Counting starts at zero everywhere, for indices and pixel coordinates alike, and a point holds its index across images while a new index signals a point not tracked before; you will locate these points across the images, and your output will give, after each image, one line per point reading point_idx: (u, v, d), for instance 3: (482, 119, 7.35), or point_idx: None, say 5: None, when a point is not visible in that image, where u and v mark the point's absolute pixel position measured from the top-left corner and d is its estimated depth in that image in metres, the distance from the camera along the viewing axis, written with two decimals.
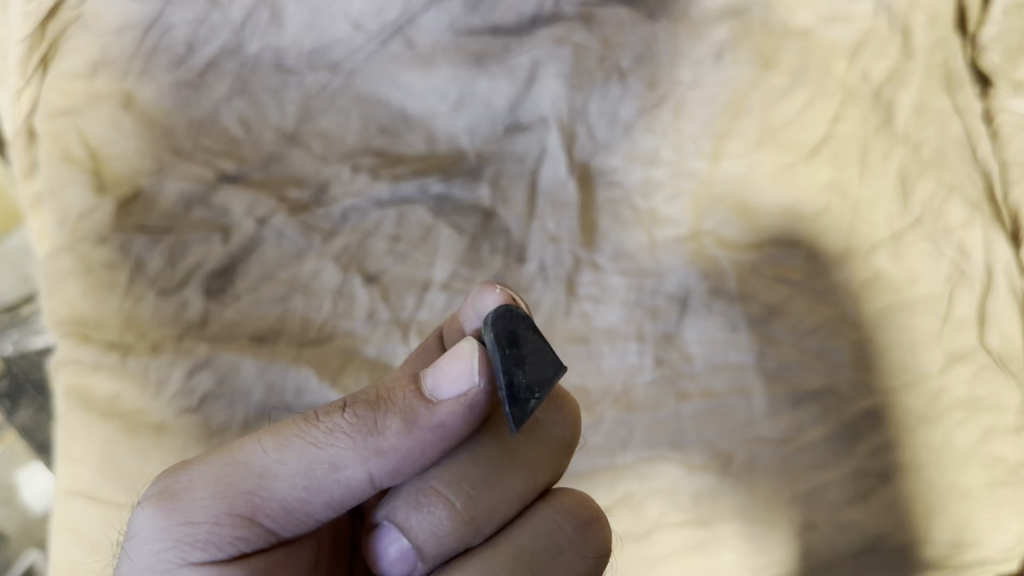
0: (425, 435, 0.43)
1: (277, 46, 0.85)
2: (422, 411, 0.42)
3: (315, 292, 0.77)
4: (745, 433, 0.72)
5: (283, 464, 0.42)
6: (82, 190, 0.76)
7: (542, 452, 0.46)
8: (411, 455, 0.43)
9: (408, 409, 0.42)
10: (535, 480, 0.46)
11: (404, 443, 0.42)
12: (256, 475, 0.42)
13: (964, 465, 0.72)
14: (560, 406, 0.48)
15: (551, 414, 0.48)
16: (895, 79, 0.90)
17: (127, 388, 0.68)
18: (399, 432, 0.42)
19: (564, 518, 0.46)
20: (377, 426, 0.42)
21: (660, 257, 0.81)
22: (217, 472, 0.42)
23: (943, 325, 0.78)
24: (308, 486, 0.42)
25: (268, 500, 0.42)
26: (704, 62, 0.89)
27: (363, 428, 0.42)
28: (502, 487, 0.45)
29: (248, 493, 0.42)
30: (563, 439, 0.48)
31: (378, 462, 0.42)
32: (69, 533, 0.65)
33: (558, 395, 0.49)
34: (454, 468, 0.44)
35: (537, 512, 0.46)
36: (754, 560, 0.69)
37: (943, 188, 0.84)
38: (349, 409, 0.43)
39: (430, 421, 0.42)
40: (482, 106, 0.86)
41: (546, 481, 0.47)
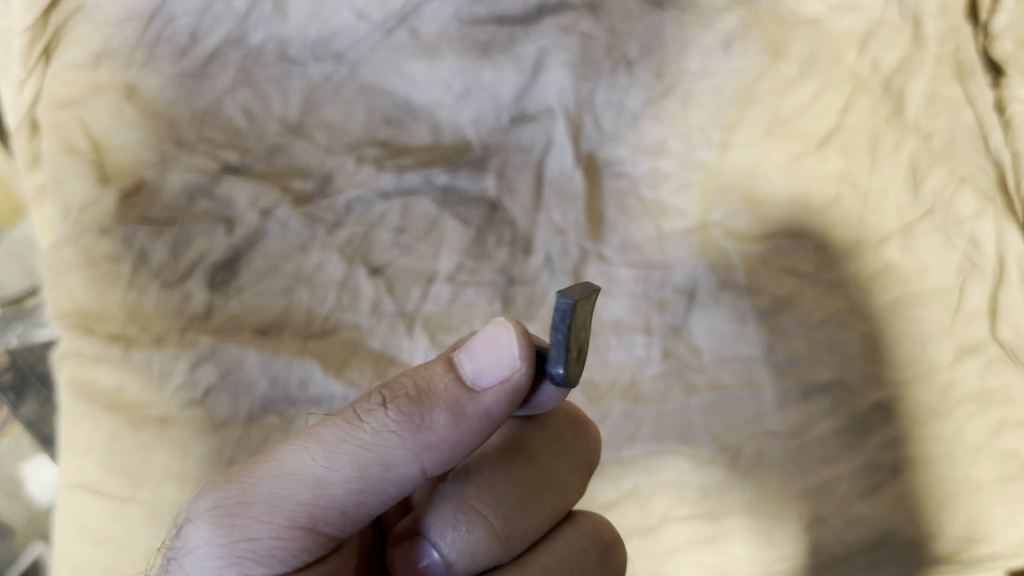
0: (471, 426, 0.42)
1: (281, 36, 0.84)
2: (467, 402, 0.41)
3: (319, 284, 0.76)
4: (754, 426, 0.71)
5: (336, 474, 0.40)
6: (84, 181, 0.75)
7: (572, 475, 0.49)
8: (459, 444, 0.42)
9: (453, 403, 0.41)
10: (563, 499, 0.48)
11: (450, 435, 0.41)
12: (311, 488, 0.40)
13: (976, 460, 0.71)
14: (584, 433, 0.51)
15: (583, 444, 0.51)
16: (904, 70, 0.89)
17: (131, 380, 0.67)
18: (447, 425, 0.41)
19: (586, 539, 0.48)
20: (425, 423, 0.41)
21: (668, 249, 0.80)
22: (270, 486, 0.41)
23: (955, 317, 0.77)
24: (362, 491, 0.41)
25: (328, 511, 0.41)
26: (713, 51, 0.88)
27: (413, 425, 0.41)
28: (535, 510, 0.46)
29: (303, 505, 0.40)
30: (587, 463, 0.51)
31: (429, 456, 0.42)
32: (71, 527, 0.64)
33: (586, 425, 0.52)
34: (489, 489, 0.45)
35: (564, 531, 0.48)
36: (763, 555, 0.68)
37: (954, 177, 0.83)
38: (392, 405, 0.41)
39: (474, 409, 0.42)
40: (487, 95, 0.86)
41: (571, 501, 0.49)
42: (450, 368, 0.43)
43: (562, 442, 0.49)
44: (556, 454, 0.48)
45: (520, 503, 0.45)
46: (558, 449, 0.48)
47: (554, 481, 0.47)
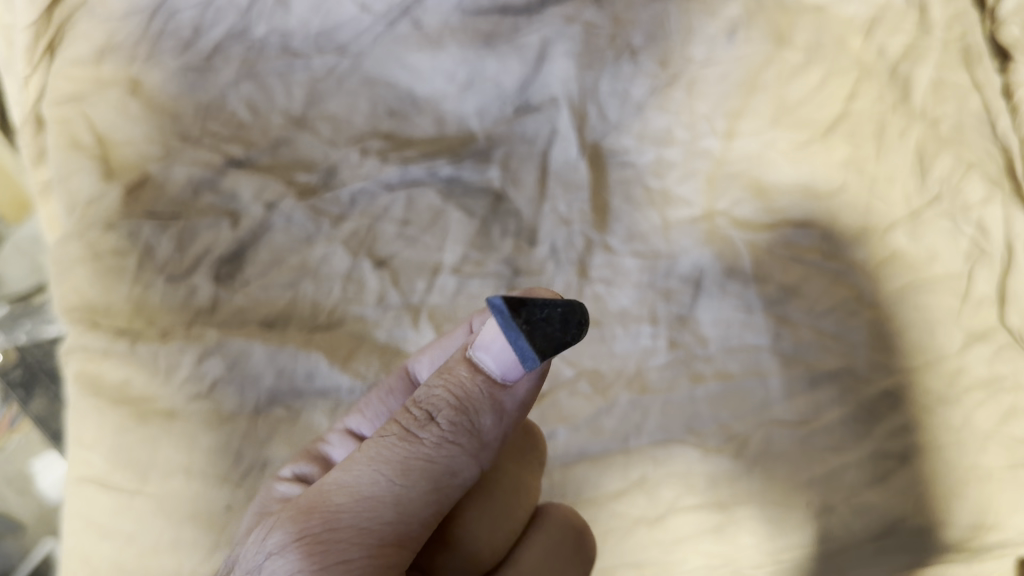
0: (515, 415, 0.46)
1: (284, 29, 0.84)
2: (504, 398, 0.45)
3: (324, 277, 0.76)
4: (761, 416, 0.71)
5: (412, 491, 0.43)
6: (89, 176, 0.75)
7: (528, 480, 0.55)
8: (505, 436, 0.46)
9: (494, 402, 0.45)
10: (530, 503, 0.54)
11: (501, 428, 0.46)
12: (395, 506, 0.43)
13: (984, 447, 0.71)
14: (533, 437, 0.57)
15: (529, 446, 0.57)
16: (911, 56, 0.88)
17: (138, 374, 0.68)
18: (491, 423, 0.45)
19: (561, 534, 0.53)
20: (472, 424, 0.45)
21: (673, 239, 0.80)
22: (354, 511, 0.42)
23: (963, 304, 0.76)
24: (436, 501, 0.44)
25: (411, 526, 0.43)
26: (717, 40, 0.87)
27: (465, 430, 0.44)
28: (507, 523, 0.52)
29: (395, 526, 0.42)
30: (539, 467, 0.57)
31: (480, 453, 0.45)
32: (79, 521, 0.65)
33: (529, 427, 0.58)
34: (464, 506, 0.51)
35: (538, 528, 0.53)
36: (771, 544, 0.68)
37: (961, 163, 0.82)
38: (439, 417, 0.44)
39: (515, 400, 0.45)
40: (491, 86, 0.85)
41: (535, 501, 0.54)
42: (478, 368, 0.46)
43: (515, 451, 0.55)
44: (510, 465, 0.54)
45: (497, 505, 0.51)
46: (513, 461, 0.54)
47: (518, 488, 0.53)
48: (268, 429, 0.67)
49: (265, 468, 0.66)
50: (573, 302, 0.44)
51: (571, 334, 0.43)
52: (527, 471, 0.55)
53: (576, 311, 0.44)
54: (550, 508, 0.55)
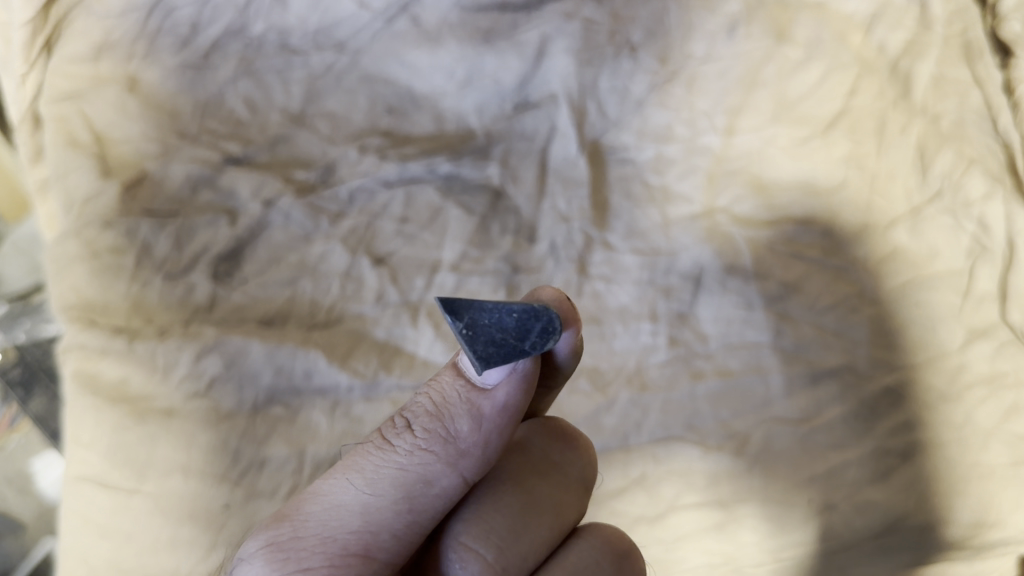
0: (497, 422, 0.44)
1: (281, 26, 0.84)
2: (483, 402, 0.44)
3: (322, 275, 0.75)
4: (761, 413, 0.71)
5: (381, 496, 0.42)
6: (87, 173, 0.75)
7: (563, 493, 0.48)
8: (492, 448, 0.44)
9: (471, 405, 0.44)
10: (562, 518, 0.47)
11: (483, 436, 0.44)
12: (360, 510, 0.41)
13: (986, 445, 0.70)
14: (572, 446, 0.51)
15: (568, 456, 0.50)
16: (911, 51, 0.88)
17: (136, 372, 0.67)
18: (471, 428, 0.43)
19: (600, 553, 0.47)
20: (449, 430, 0.44)
21: (674, 236, 0.80)
22: (320, 518, 0.42)
23: (964, 301, 0.76)
24: (412, 511, 0.42)
25: (380, 534, 0.41)
26: (717, 36, 0.87)
27: (440, 436, 0.44)
28: (529, 533, 0.45)
29: (360, 532, 0.41)
30: (580, 479, 0.50)
31: (459, 460, 0.43)
32: (76, 519, 0.64)
33: (571, 437, 0.52)
34: (484, 519, 0.45)
35: (574, 546, 0.47)
36: (771, 542, 0.68)
37: (963, 159, 0.82)
38: (417, 425, 0.44)
39: (495, 404, 0.44)
40: (490, 83, 0.85)
41: (573, 519, 0.48)
42: (460, 375, 0.45)
43: (550, 460, 0.49)
44: (540, 474, 0.48)
45: (522, 517, 0.45)
46: (545, 471, 0.48)
47: (548, 502, 0.47)
48: (266, 427, 0.67)
49: (264, 467, 0.65)
50: (530, 308, 0.44)
51: (532, 338, 0.43)
52: (561, 481, 0.49)
53: (537, 317, 0.44)
54: (593, 527, 0.49)
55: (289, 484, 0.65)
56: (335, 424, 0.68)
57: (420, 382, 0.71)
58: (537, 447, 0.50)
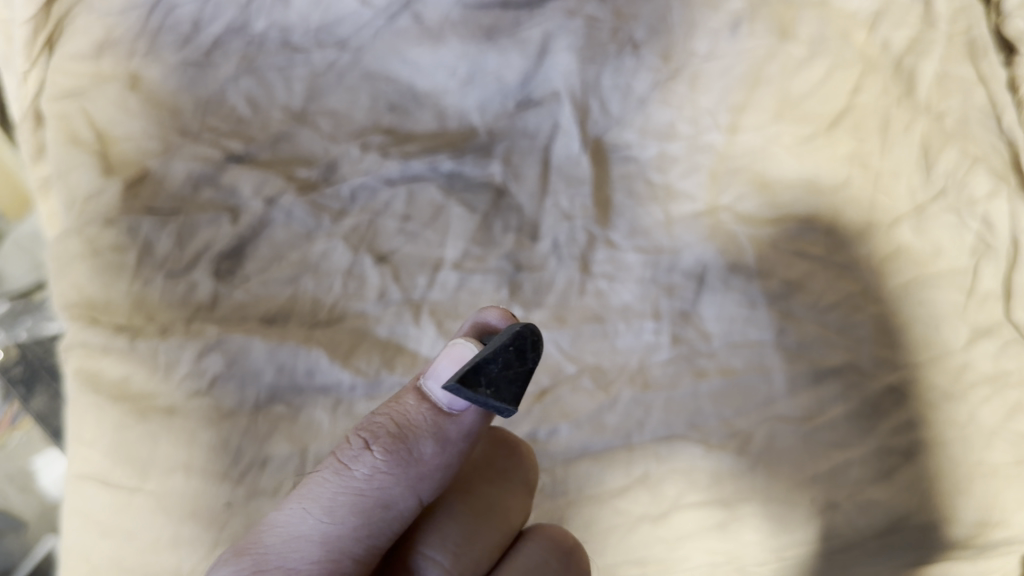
0: (458, 445, 0.45)
1: (283, 24, 0.83)
2: (448, 425, 0.45)
3: (325, 273, 0.75)
4: (765, 412, 0.70)
5: (342, 523, 0.43)
6: (88, 171, 0.75)
7: (512, 498, 0.50)
8: (451, 469, 0.45)
9: (434, 428, 0.45)
10: (509, 522, 0.49)
11: (444, 459, 0.45)
12: (322, 540, 0.42)
13: (991, 444, 0.70)
14: (515, 451, 0.53)
15: (513, 459, 0.52)
16: (915, 49, 0.87)
17: (137, 370, 0.67)
18: (434, 451, 0.44)
19: (547, 554, 0.49)
20: (412, 453, 0.44)
21: (677, 234, 0.80)
22: (282, 549, 0.42)
23: (968, 299, 0.75)
24: (371, 536, 0.43)
25: (342, 560, 0.42)
26: (720, 33, 0.86)
27: (401, 459, 0.44)
28: (480, 541, 0.48)
29: (323, 561, 0.42)
30: (525, 482, 0.52)
31: (418, 483, 0.44)
32: (77, 517, 0.64)
33: (513, 439, 0.53)
34: (439, 529, 0.47)
35: (522, 550, 0.49)
36: (774, 541, 0.67)
37: (967, 157, 0.82)
38: (377, 446, 0.44)
39: (461, 432, 0.45)
40: (493, 81, 0.85)
41: (520, 522, 0.50)
42: (424, 398, 0.46)
43: (495, 466, 0.51)
44: (488, 479, 0.50)
45: (474, 523, 0.48)
46: (492, 476, 0.50)
47: (497, 506, 0.49)
48: (268, 426, 0.67)
49: (266, 465, 0.65)
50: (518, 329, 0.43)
51: (531, 360, 0.43)
52: (510, 483, 0.51)
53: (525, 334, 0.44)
54: (539, 528, 0.51)
55: (291, 482, 0.65)
56: (337, 423, 0.68)
57: None
58: (481, 451, 0.51)
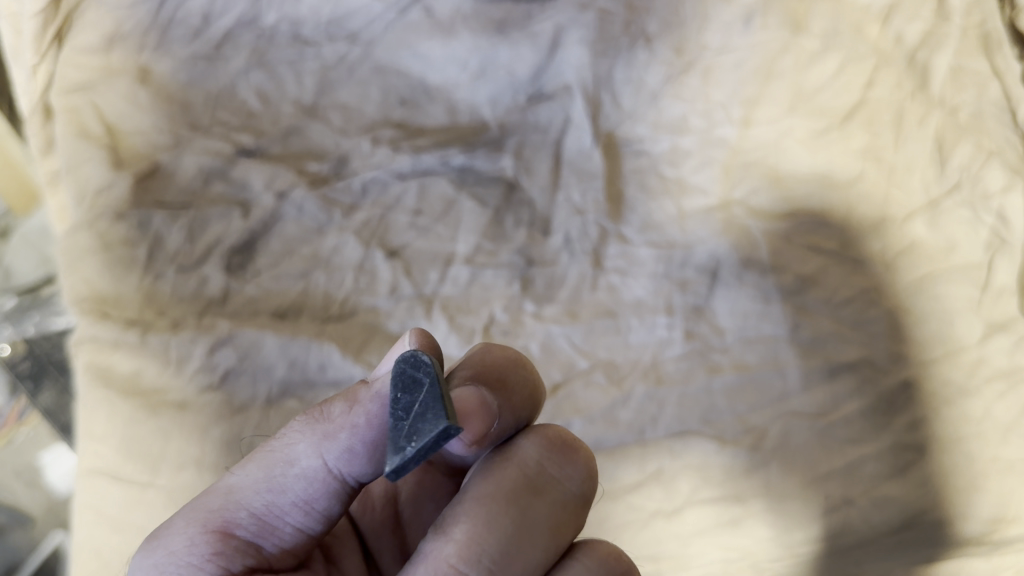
0: (371, 407, 0.42)
1: (295, 17, 0.83)
2: (361, 388, 0.43)
3: (336, 267, 0.75)
4: (779, 407, 0.70)
5: (247, 478, 0.42)
6: (99, 165, 0.75)
7: (561, 510, 0.44)
8: (362, 434, 0.42)
9: (351, 393, 0.43)
10: (556, 538, 0.43)
11: (351, 419, 0.42)
12: (228, 491, 0.42)
13: (1006, 440, 0.70)
14: (571, 456, 0.45)
15: (566, 470, 0.45)
16: (929, 43, 0.87)
17: (149, 365, 0.67)
18: (341, 410, 0.42)
19: None
20: (322, 412, 0.43)
21: (689, 228, 0.79)
22: (197, 504, 0.43)
23: (983, 295, 0.75)
24: (273, 491, 0.42)
25: (237, 513, 0.42)
26: (733, 26, 0.85)
27: (313, 420, 0.43)
28: (522, 556, 0.41)
29: (218, 511, 0.42)
30: (578, 493, 0.45)
31: (324, 442, 0.42)
32: (89, 514, 0.63)
33: (570, 445, 0.46)
34: (478, 537, 0.40)
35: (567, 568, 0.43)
36: (788, 537, 0.66)
37: (981, 152, 0.81)
38: (304, 414, 0.44)
39: (373, 395, 0.42)
40: (504, 74, 0.85)
41: (569, 537, 0.44)
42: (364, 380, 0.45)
43: (548, 475, 0.44)
44: (537, 489, 0.43)
45: (519, 535, 0.41)
46: (543, 484, 0.43)
47: (546, 519, 0.43)
48: (280, 421, 0.67)
49: None
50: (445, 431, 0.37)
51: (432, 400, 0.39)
52: (561, 494, 0.44)
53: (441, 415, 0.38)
54: (588, 544, 0.45)
55: None
56: None
57: None
58: (535, 455, 0.44)
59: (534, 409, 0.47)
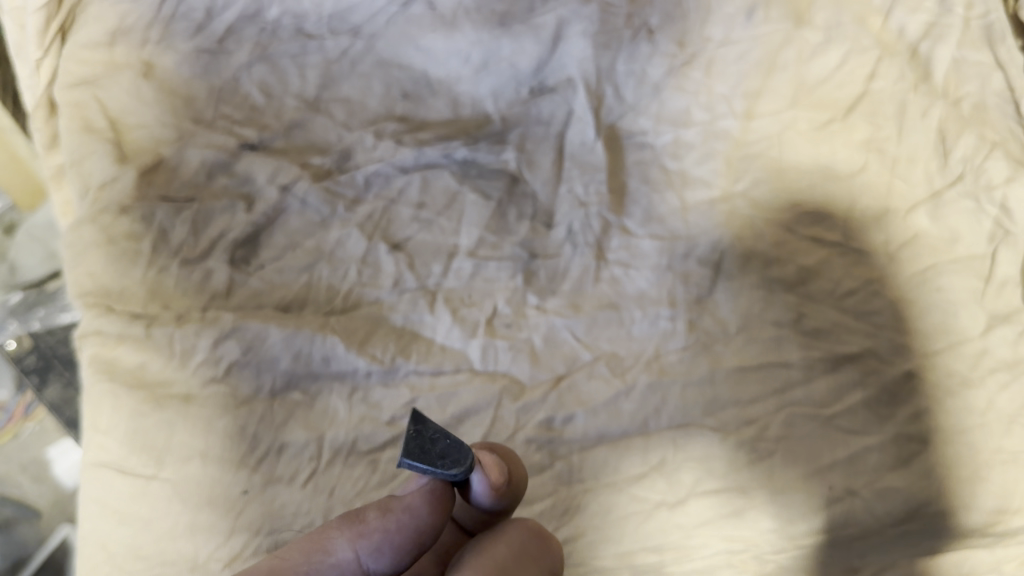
0: (402, 516, 0.49)
1: (297, 11, 0.84)
2: (393, 501, 0.50)
3: (339, 260, 0.75)
4: (781, 399, 0.70)
5: (290, 560, 0.48)
6: (104, 159, 0.76)
7: None
8: (392, 537, 0.49)
9: (383, 503, 0.50)
10: None
11: (384, 523, 0.49)
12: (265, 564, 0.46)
13: (1008, 430, 0.69)
14: (547, 541, 0.54)
15: (544, 549, 0.53)
16: (932, 34, 0.86)
17: (153, 358, 0.67)
18: (378, 514, 0.49)
19: None
20: (358, 514, 0.49)
21: (692, 221, 0.79)
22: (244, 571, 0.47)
23: (986, 286, 0.75)
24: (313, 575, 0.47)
25: None
26: (736, 19, 0.85)
27: (350, 521, 0.49)
28: None
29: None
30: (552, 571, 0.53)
31: (360, 539, 0.48)
32: (94, 505, 0.64)
33: (546, 535, 0.54)
34: None
35: None
36: (791, 528, 0.66)
37: (985, 143, 0.81)
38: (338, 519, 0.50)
39: (406, 507, 0.49)
40: (506, 67, 0.85)
41: None
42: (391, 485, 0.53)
43: (530, 552, 0.52)
44: (520, 563, 0.51)
45: None
46: (524, 560, 0.51)
47: None
48: (285, 413, 0.67)
49: (281, 453, 0.65)
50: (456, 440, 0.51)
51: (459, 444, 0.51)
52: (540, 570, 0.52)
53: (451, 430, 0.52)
54: None
55: (307, 470, 0.65)
56: (353, 410, 0.68)
57: (438, 368, 0.70)
58: (519, 534, 0.52)
59: (513, 504, 0.56)
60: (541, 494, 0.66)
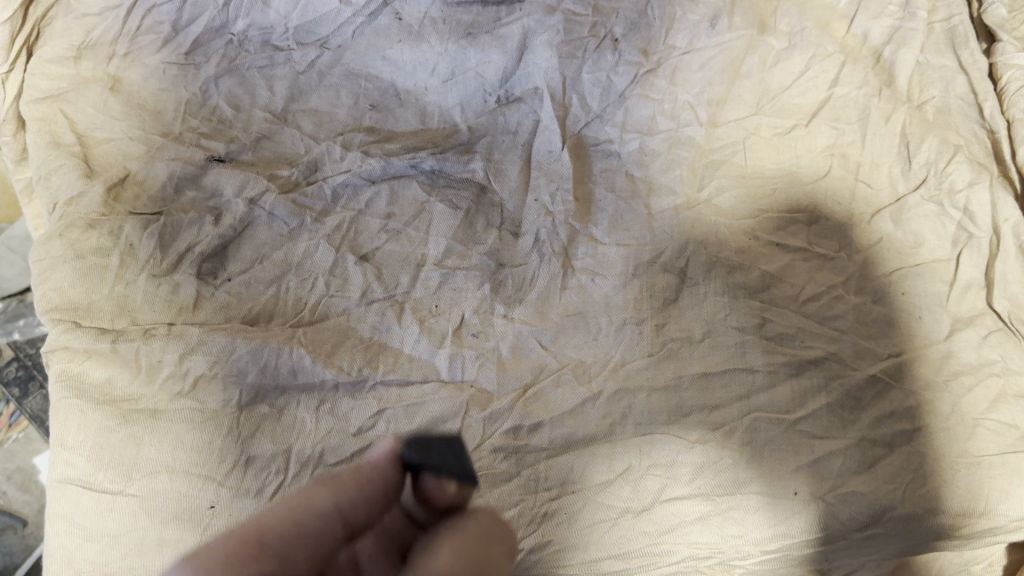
0: (370, 468, 0.51)
1: (263, 24, 0.89)
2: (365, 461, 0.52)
3: (307, 272, 0.76)
4: (745, 405, 0.69)
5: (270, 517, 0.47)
6: (72, 174, 0.77)
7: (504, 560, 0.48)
8: (363, 488, 0.50)
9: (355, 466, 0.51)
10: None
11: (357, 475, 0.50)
12: (245, 535, 0.46)
13: (973, 433, 0.69)
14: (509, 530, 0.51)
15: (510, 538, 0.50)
16: (896, 38, 0.87)
17: (121, 373, 0.68)
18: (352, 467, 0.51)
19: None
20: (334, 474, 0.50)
21: (657, 227, 0.79)
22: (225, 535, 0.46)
23: (951, 289, 0.75)
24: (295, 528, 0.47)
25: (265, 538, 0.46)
26: (700, 27, 0.88)
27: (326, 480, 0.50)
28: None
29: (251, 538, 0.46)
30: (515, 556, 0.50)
31: (338, 492, 0.49)
32: (61, 522, 0.64)
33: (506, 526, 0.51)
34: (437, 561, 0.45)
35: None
36: (757, 534, 0.67)
37: (947, 147, 0.81)
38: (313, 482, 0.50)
39: (373, 464, 0.51)
40: (472, 76, 0.88)
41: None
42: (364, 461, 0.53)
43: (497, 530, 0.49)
44: (489, 540, 0.48)
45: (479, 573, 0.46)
46: (494, 541, 0.49)
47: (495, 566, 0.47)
48: (252, 426, 0.67)
49: (248, 465, 0.65)
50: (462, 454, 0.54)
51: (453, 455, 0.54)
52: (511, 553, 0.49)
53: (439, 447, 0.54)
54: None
55: (274, 483, 0.65)
56: (320, 422, 0.68)
57: (406, 379, 0.71)
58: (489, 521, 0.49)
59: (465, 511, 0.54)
60: (507, 503, 0.66)
